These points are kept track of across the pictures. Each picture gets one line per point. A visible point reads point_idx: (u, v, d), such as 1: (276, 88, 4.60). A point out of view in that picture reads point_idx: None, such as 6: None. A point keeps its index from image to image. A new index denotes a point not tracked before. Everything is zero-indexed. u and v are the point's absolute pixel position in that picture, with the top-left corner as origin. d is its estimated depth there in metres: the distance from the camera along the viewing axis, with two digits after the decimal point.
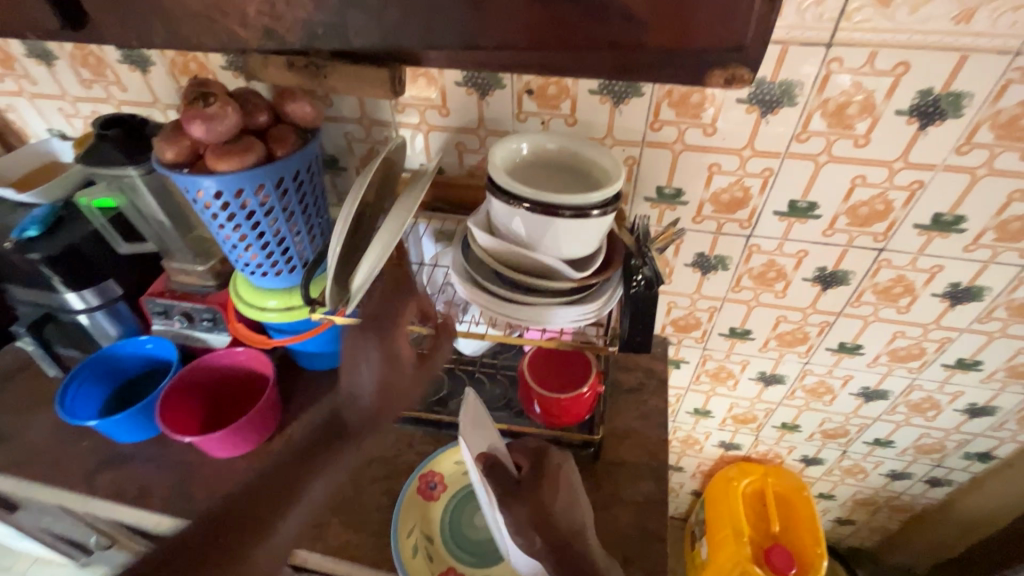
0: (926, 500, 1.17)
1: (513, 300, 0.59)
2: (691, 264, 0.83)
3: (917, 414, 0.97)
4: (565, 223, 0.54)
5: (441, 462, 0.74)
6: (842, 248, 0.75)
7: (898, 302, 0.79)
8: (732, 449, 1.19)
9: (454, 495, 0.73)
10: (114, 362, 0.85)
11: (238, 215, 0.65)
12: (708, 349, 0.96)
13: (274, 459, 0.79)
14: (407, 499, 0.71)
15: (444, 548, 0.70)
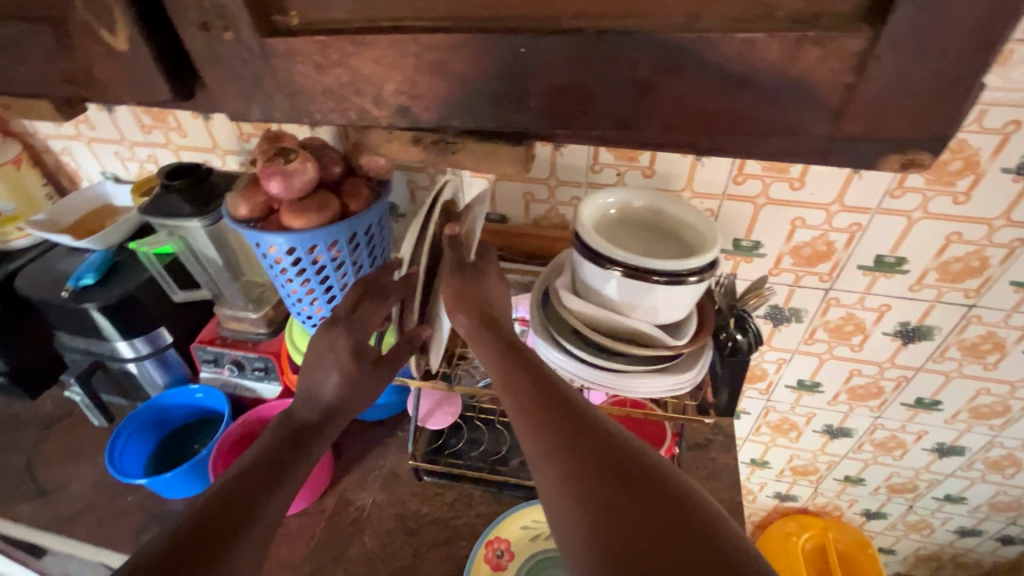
0: (995, 558, 1.11)
1: (597, 365, 0.56)
2: (763, 315, 0.79)
3: (994, 471, 0.92)
4: (660, 289, 0.51)
5: (506, 526, 0.71)
6: (929, 304, 0.71)
7: (986, 358, 0.76)
8: (788, 501, 1.13)
9: (524, 561, 0.69)
10: (162, 412, 0.83)
11: (307, 270, 0.63)
12: (772, 400, 0.92)
13: (328, 519, 0.76)
14: (475, 569, 0.67)
15: None
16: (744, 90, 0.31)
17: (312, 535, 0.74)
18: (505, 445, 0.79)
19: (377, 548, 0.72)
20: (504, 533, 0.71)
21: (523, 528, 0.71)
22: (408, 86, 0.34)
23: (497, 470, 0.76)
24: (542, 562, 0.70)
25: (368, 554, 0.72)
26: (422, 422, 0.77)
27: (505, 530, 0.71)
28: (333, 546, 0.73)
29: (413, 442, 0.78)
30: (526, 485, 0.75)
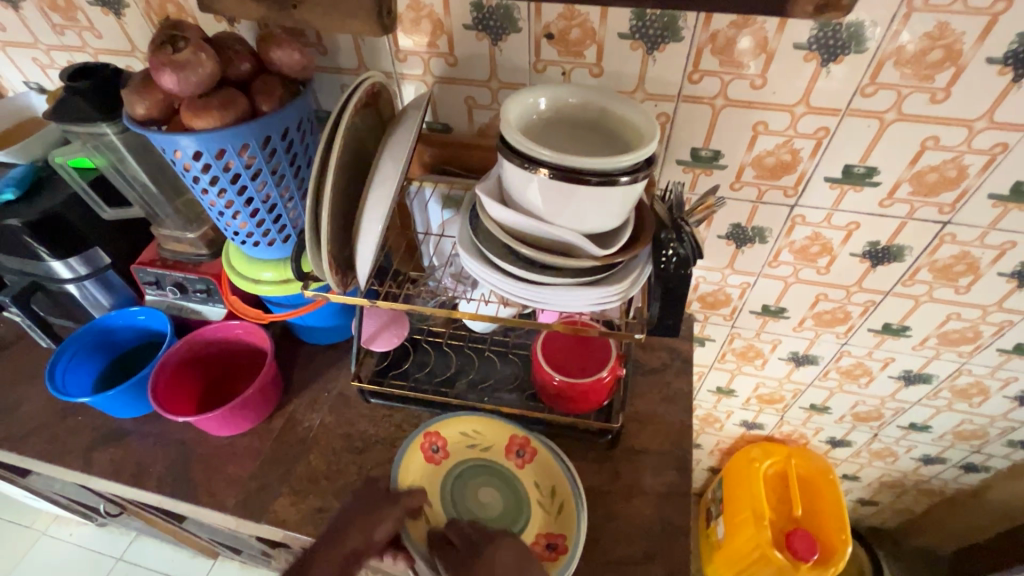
0: (957, 485, 1.12)
1: (525, 278, 0.52)
2: (725, 236, 0.74)
3: (961, 400, 0.90)
4: (588, 191, 0.46)
5: (446, 425, 0.70)
6: (900, 221, 0.66)
7: (958, 281, 0.71)
8: (754, 429, 1.14)
9: (458, 464, 0.69)
10: (107, 334, 0.81)
11: (221, 179, 0.59)
12: (737, 327, 0.89)
13: (275, 439, 0.76)
14: (408, 454, 0.68)
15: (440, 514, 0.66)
16: None
17: (259, 453, 0.75)
18: (453, 368, 0.77)
19: (322, 466, 0.73)
20: (442, 436, 0.70)
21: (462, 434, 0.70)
22: None
23: (442, 392, 0.75)
24: (473, 469, 0.69)
25: (313, 471, 0.72)
26: (366, 344, 0.75)
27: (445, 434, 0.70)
28: (279, 463, 0.73)
29: (358, 364, 0.76)
30: (472, 407, 0.74)
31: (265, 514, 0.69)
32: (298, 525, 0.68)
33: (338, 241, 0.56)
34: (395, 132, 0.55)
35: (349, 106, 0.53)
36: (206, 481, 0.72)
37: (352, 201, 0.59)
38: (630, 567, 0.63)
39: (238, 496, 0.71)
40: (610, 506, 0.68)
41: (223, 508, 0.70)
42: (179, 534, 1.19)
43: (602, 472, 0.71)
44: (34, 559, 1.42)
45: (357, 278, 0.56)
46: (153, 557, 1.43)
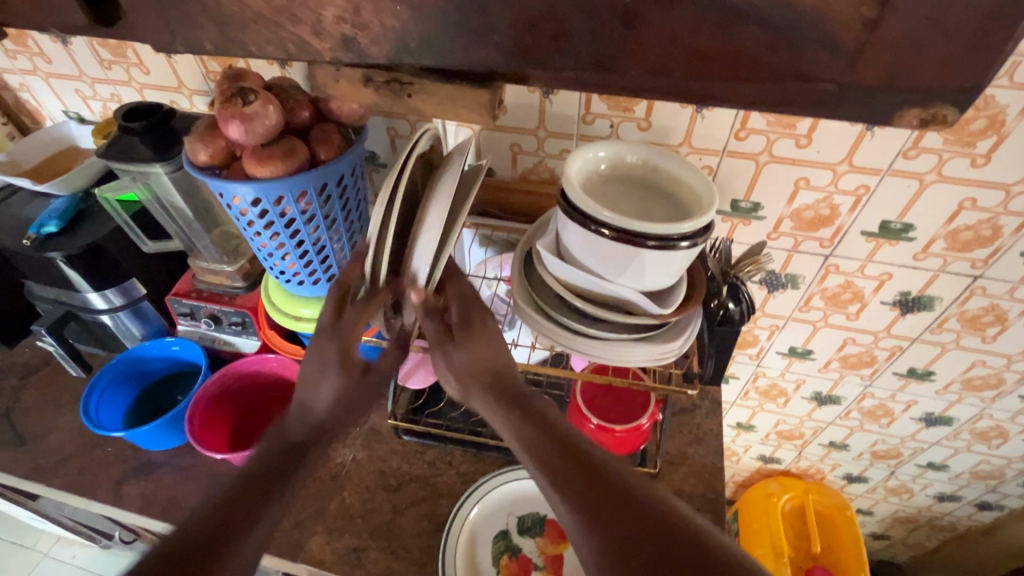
0: (971, 522, 1.13)
1: (581, 333, 0.52)
2: (758, 281, 0.76)
3: (980, 441, 0.92)
4: (648, 254, 0.47)
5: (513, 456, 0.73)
6: (932, 273, 0.68)
7: (985, 331, 0.73)
8: (771, 463, 1.14)
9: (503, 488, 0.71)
10: (139, 364, 0.81)
11: (275, 223, 0.59)
12: (762, 366, 0.90)
13: (309, 474, 0.76)
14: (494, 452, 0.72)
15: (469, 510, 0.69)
16: (745, 27, 0.27)
17: None
18: None
19: (356, 503, 0.73)
20: (498, 476, 0.71)
21: (516, 485, 0.71)
22: (354, 14, 0.30)
23: (476, 431, 0.75)
24: (513, 501, 0.71)
25: (348, 509, 0.72)
26: (403, 381, 0.76)
27: (501, 483, 0.71)
28: (313, 500, 0.73)
29: (394, 401, 0.77)
30: (505, 448, 0.75)
31: (301, 553, 0.69)
32: (334, 565, 0.67)
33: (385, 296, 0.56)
34: (428, 210, 0.51)
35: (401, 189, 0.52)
36: None
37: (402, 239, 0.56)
38: None
39: (272, 534, 0.70)
40: None
41: None
42: None
43: None
44: None
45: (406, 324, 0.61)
46: None
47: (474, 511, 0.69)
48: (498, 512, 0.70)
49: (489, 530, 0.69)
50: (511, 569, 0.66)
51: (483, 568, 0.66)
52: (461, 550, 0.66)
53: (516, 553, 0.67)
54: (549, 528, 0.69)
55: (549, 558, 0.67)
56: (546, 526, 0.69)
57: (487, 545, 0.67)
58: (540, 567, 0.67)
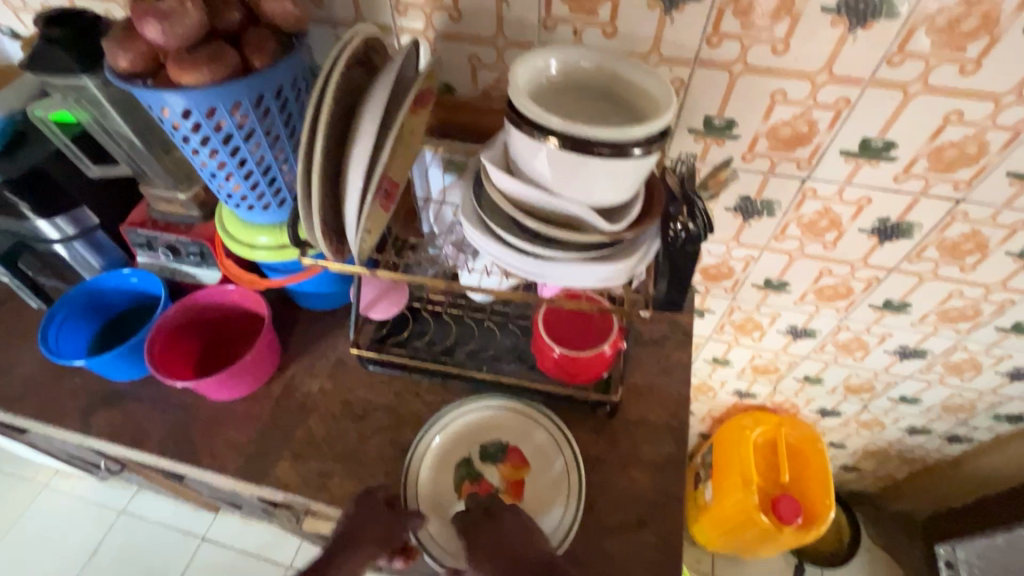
0: (940, 455, 1.15)
1: (532, 253, 0.50)
2: (733, 208, 0.73)
3: (953, 374, 0.91)
4: (598, 164, 0.44)
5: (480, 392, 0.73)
6: (913, 197, 0.65)
7: (964, 259, 0.71)
8: (747, 398, 1.15)
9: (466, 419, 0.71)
10: (99, 296, 0.79)
11: (212, 140, 0.56)
12: (737, 299, 0.89)
13: (275, 403, 0.76)
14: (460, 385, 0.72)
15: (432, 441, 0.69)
16: None
17: (259, 417, 0.74)
18: (451, 337, 0.77)
19: (322, 431, 0.73)
20: (462, 408, 0.71)
21: (478, 414, 0.71)
22: None
23: (440, 361, 0.74)
24: (476, 430, 0.71)
25: (313, 436, 0.72)
26: (365, 311, 0.74)
27: (463, 412, 0.71)
28: (278, 428, 0.73)
29: (357, 331, 0.75)
30: (470, 377, 0.74)
31: (267, 478, 0.69)
32: (299, 488, 0.68)
33: (327, 219, 0.52)
34: (362, 118, 0.48)
35: (331, 90, 0.47)
36: (206, 443, 0.72)
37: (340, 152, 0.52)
38: (625, 532, 0.65)
39: (238, 460, 0.71)
40: (606, 475, 0.69)
41: (224, 470, 0.70)
42: (178, 488, 1.22)
43: (600, 441, 0.71)
44: (38, 509, 1.45)
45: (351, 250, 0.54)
46: (154, 509, 1.45)
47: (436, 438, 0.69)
48: (460, 440, 0.70)
49: (450, 455, 0.69)
50: (473, 494, 0.67)
51: (445, 492, 0.67)
52: (422, 476, 0.68)
53: (478, 479, 0.68)
54: (510, 455, 0.69)
55: (510, 483, 0.68)
56: (508, 453, 0.69)
57: (449, 472, 0.68)
58: (502, 492, 0.68)
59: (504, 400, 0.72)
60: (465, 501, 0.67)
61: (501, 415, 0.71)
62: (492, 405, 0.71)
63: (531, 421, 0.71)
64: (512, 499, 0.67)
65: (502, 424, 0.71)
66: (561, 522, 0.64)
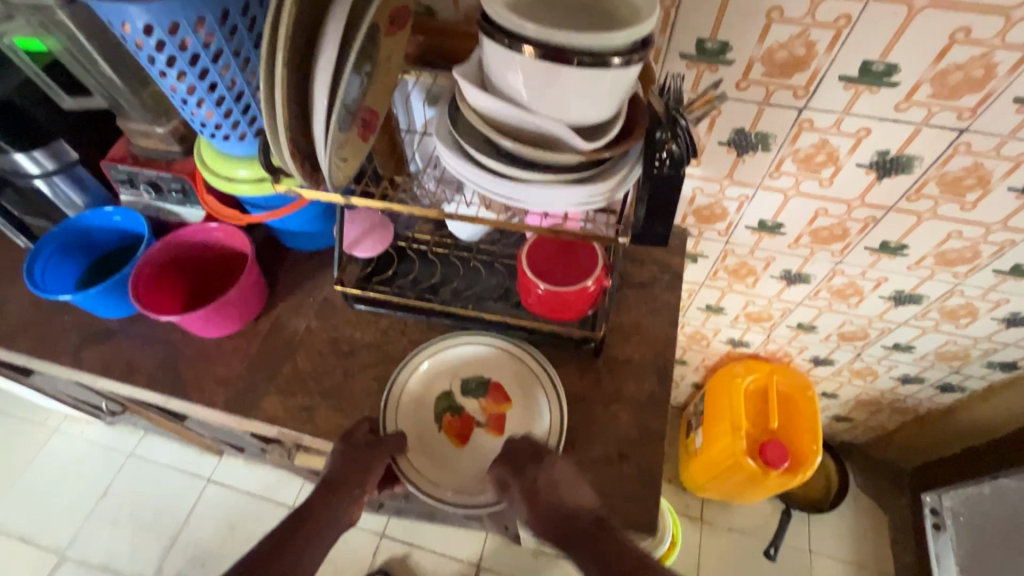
0: (932, 404, 1.15)
1: (509, 176, 0.48)
2: (726, 142, 0.70)
3: (948, 321, 0.90)
4: (575, 76, 0.41)
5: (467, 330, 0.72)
6: (914, 127, 0.62)
7: (965, 196, 0.68)
8: (740, 347, 1.15)
9: (452, 353, 0.71)
10: (84, 234, 0.79)
11: (178, 61, 0.53)
12: (731, 242, 0.87)
13: (262, 341, 0.76)
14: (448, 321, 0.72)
15: (418, 373, 0.70)
16: None
17: (246, 354, 0.75)
18: (437, 276, 0.76)
19: (308, 367, 0.73)
20: (447, 343, 0.71)
21: (459, 350, 0.71)
22: None
23: (425, 299, 0.74)
24: (461, 365, 0.71)
25: (300, 372, 0.73)
26: (349, 249, 0.72)
27: (444, 348, 0.71)
28: (265, 364, 0.74)
29: (342, 269, 0.74)
30: (455, 315, 0.74)
31: (255, 411, 0.71)
32: (286, 421, 0.70)
33: (297, 141, 0.50)
34: (326, 29, 0.45)
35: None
36: (195, 378, 0.73)
37: (307, 70, 0.49)
38: (605, 465, 0.65)
39: (227, 394, 0.72)
40: (589, 411, 0.69)
41: (213, 404, 0.71)
42: (180, 430, 1.25)
43: (584, 378, 0.72)
44: (51, 451, 1.50)
45: (325, 177, 0.54)
46: (161, 453, 1.50)
47: (421, 367, 0.69)
48: (444, 373, 0.70)
49: (433, 387, 0.70)
50: (454, 427, 0.68)
51: (427, 425, 0.68)
52: (403, 411, 0.68)
53: (459, 413, 0.69)
54: (491, 390, 0.70)
55: (491, 416, 0.68)
56: (488, 387, 0.70)
57: (430, 406, 0.69)
58: (483, 425, 0.68)
59: (485, 335, 0.72)
60: (445, 433, 0.67)
61: (482, 351, 0.71)
62: (476, 340, 0.71)
63: (512, 356, 0.71)
64: (492, 432, 0.68)
65: (484, 360, 0.71)
66: (542, 452, 0.65)
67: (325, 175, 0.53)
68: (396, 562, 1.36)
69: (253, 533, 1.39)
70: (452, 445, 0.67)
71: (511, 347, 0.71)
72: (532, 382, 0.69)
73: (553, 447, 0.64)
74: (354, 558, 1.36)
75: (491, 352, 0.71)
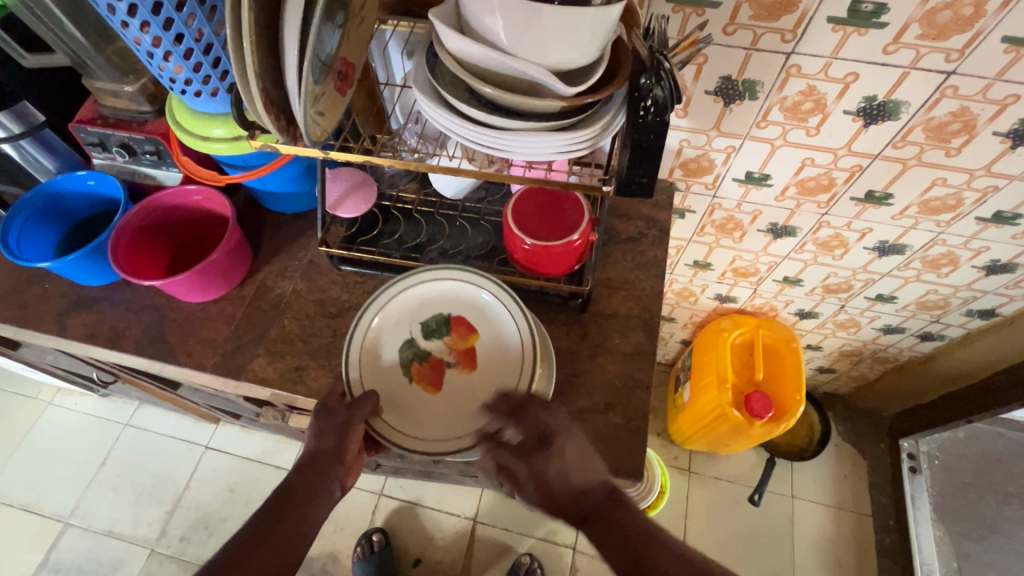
0: (912, 354, 1.19)
1: (490, 124, 0.47)
2: (713, 91, 0.68)
3: (930, 270, 0.92)
4: (556, 16, 0.40)
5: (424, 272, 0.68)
6: (902, 71, 0.61)
7: (950, 142, 0.68)
8: (727, 302, 1.16)
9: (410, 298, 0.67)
10: (58, 200, 0.77)
11: (141, 10, 0.50)
12: (718, 196, 0.87)
13: (248, 304, 0.76)
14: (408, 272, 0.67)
15: (375, 326, 0.65)
16: None
17: (233, 318, 0.75)
18: (423, 235, 0.75)
19: (297, 329, 0.73)
20: (405, 284, 0.67)
21: (418, 291, 0.67)
22: None
23: (412, 258, 0.73)
24: (420, 308, 0.67)
25: (288, 334, 0.73)
26: (332, 210, 0.71)
27: (400, 290, 0.66)
28: (253, 327, 0.74)
29: (325, 230, 0.73)
30: None
31: (245, 373, 0.71)
32: (277, 382, 0.70)
33: (270, 93, 0.49)
34: None
35: None
36: (182, 342, 0.73)
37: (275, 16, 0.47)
38: (593, 415, 0.67)
39: (216, 357, 0.72)
40: (577, 364, 0.70)
41: (202, 367, 0.71)
42: (174, 399, 1.26)
43: (572, 333, 0.72)
44: (46, 424, 1.50)
45: (302, 132, 0.52)
46: (157, 423, 1.51)
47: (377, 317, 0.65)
48: (404, 314, 0.67)
49: (397, 335, 0.66)
50: (425, 375, 0.65)
51: (397, 379, 0.64)
52: (370, 370, 0.64)
53: (427, 359, 0.66)
54: (454, 328, 0.66)
55: (459, 353, 0.66)
56: (450, 325, 0.66)
57: (394, 356, 0.65)
58: (454, 364, 0.66)
59: (443, 269, 0.68)
60: (418, 383, 0.64)
61: (441, 288, 0.67)
62: (436, 276, 0.67)
63: (470, 288, 0.67)
64: (464, 368, 0.65)
65: (444, 296, 0.67)
66: (514, 381, 0.62)
67: (302, 129, 0.51)
68: (394, 519, 1.40)
69: (253, 496, 1.42)
70: (426, 393, 0.64)
71: (470, 279, 0.67)
72: (496, 316, 0.65)
73: (524, 375, 0.62)
74: (354, 516, 1.40)
75: (451, 285, 0.67)
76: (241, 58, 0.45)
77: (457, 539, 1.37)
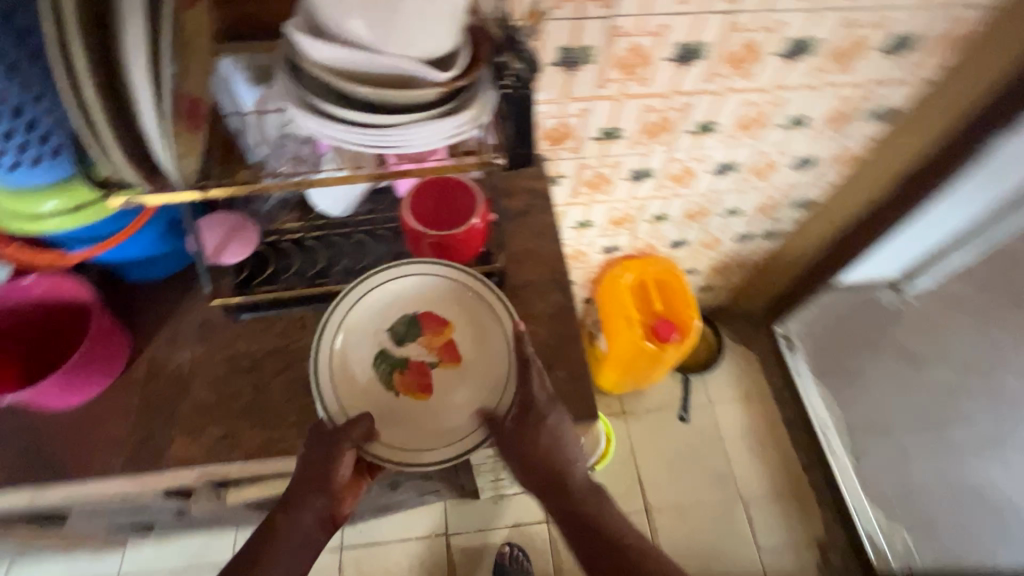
0: (764, 253, 1.41)
1: (374, 122, 0.48)
2: (556, 62, 0.75)
3: (759, 178, 1.09)
4: (415, 7, 0.42)
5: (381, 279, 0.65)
6: (698, 16, 0.72)
7: (747, 68, 0.82)
8: (614, 252, 1.27)
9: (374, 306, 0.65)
10: None
11: None
12: (583, 157, 0.95)
13: (142, 388, 0.67)
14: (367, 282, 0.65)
15: (344, 345, 0.63)
16: None
17: (128, 407, 0.66)
18: (323, 260, 0.73)
19: (211, 395, 0.67)
20: (365, 296, 0.64)
21: (377, 298, 0.66)
22: None
23: (318, 284, 0.71)
24: (388, 314, 0.66)
25: (203, 403, 0.66)
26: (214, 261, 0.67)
27: (360, 302, 0.64)
28: (158, 409, 0.66)
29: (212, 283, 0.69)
30: None
31: (165, 460, 0.63)
32: (207, 456, 0.63)
33: (122, 139, 0.44)
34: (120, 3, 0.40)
35: None
36: (73, 454, 0.63)
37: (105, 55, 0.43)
38: None
39: (121, 456, 0.63)
40: None
41: (108, 472, 0.62)
42: (62, 535, 1.06)
43: None
44: None
45: (170, 173, 0.48)
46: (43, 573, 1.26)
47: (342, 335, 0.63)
48: (370, 327, 0.65)
49: (365, 351, 0.64)
50: (410, 382, 0.64)
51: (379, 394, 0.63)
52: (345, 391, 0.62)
53: (406, 365, 0.64)
54: (427, 325, 0.66)
55: (439, 350, 0.65)
56: (421, 323, 0.66)
57: (372, 372, 0.63)
58: (436, 363, 0.65)
59: (397, 270, 0.66)
60: (404, 392, 0.63)
61: (402, 290, 0.66)
62: (395, 280, 0.65)
63: (430, 282, 0.66)
64: (447, 363, 0.65)
65: (408, 297, 0.66)
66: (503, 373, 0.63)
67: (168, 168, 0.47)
68: (364, 566, 1.33)
69: None
70: (416, 399, 0.63)
71: (431, 274, 0.66)
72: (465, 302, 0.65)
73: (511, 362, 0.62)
74: None
75: (411, 284, 0.66)
76: (81, 102, 0.41)
77: (434, 559, 1.34)
